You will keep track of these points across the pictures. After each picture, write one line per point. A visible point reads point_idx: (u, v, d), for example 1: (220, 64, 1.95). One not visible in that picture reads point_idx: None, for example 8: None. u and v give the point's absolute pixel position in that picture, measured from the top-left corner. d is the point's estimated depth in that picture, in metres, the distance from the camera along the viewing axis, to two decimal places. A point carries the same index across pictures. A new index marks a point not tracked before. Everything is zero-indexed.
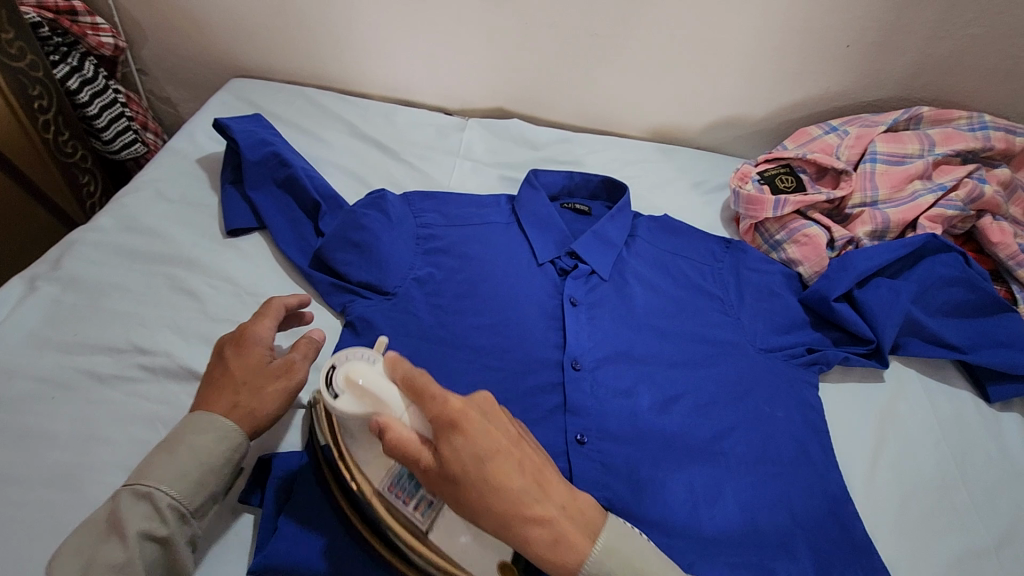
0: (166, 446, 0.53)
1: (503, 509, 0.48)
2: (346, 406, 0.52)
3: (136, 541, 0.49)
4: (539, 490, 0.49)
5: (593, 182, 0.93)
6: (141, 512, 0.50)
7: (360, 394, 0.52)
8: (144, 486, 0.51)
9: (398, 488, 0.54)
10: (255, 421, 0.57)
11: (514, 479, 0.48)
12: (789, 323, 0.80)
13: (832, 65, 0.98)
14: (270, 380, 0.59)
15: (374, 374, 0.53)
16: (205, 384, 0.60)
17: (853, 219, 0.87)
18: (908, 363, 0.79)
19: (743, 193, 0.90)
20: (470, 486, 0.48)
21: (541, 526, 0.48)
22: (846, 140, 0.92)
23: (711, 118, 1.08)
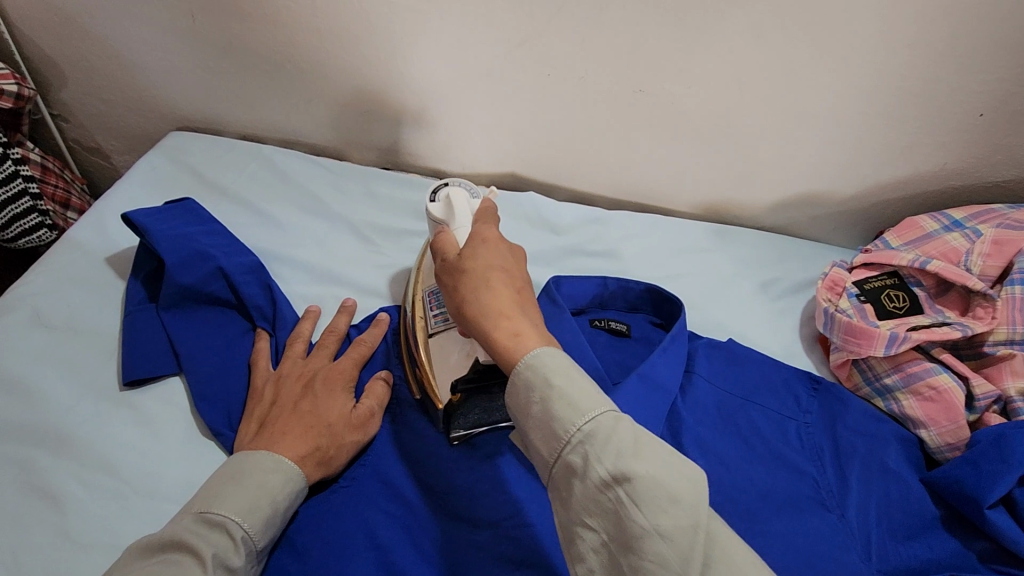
0: (232, 478, 0.47)
1: (478, 276, 0.47)
2: (435, 211, 0.59)
3: (213, 566, 0.40)
4: (523, 312, 0.46)
5: (633, 292, 0.70)
6: (217, 541, 0.42)
7: (446, 208, 0.58)
8: (218, 512, 0.44)
9: (436, 296, 0.60)
10: (327, 470, 0.52)
11: (502, 291, 0.47)
12: (914, 523, 0.57)
13: (955, 136, 0.74)
14: (352, 426, 0.54)
15: (466, 203, 0.58)
16: (276, 411, 0.53)
17: (996, 364, 0.63)
18: None
19: (839, 317, 0.67)
20: (470, 260, 0.49)
21: (509, 323, 0.45)
22: (978, 245, 0.68)
23: (782, 195, 0.84)
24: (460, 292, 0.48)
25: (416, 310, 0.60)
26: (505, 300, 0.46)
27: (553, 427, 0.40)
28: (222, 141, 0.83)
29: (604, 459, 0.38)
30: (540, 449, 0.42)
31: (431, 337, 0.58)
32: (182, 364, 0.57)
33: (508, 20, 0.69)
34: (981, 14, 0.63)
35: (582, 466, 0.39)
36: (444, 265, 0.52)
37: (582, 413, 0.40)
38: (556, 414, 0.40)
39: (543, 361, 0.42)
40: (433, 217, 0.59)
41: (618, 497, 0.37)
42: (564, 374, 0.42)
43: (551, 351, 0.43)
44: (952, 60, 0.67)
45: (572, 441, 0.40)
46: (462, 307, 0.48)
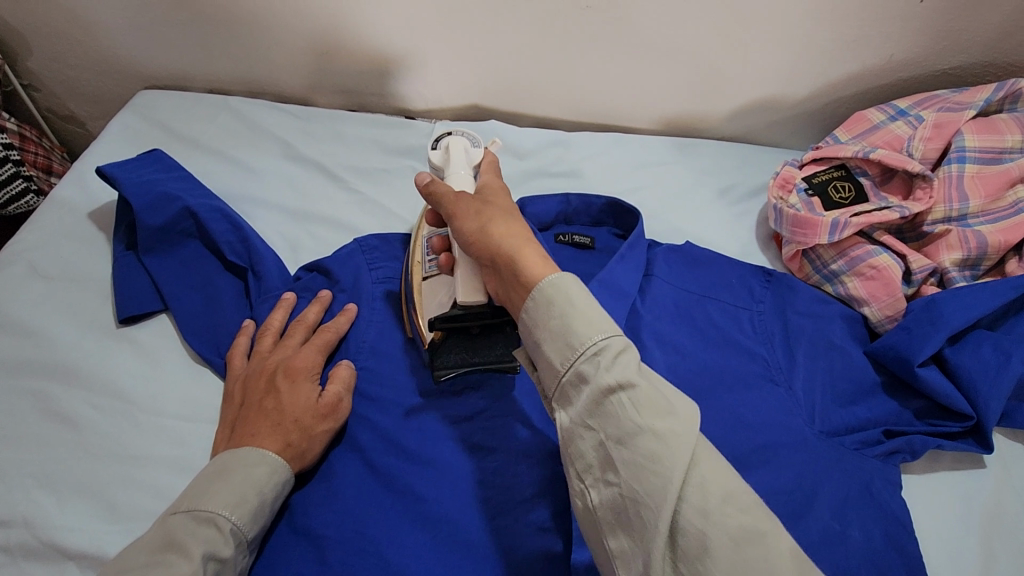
0: (217, 477, 0.47)
1: (488, 227, 0.49)
2: (434, 157, 0.61)
3: (202, 561, 0.42)
4: (531, 243, 0.48)
5: (594, 206, 0.73)
6: (206, 535, 0.44)
7: (445, 150, 0.61)
8: (207, 509, 0.45)
9: (432, 245, 0.60)
10: (304, 465, 0.52)
11: (523, 228, 0.49)
12: (857, 390, 0.62)
13: (901, 27, 0.75)
14: (319, 418, 0.53)
15: (466, 153, 0.60)
16: (246, 409, 0.53)
17: (934, 241, 0.67)
18: (1012, 437, 0.61)
19: (787, 211, 0.71)
20: (487, 208, 0.51)
21: (535, 247, 0.47)
22: (921, 131, 0.71)
23: (738, 103, 0.86)
24: (480, 220, 0.50)
25: (415, 258, 0.61)
26: (521, 231, 0.49)
27: (569, 340, 0.42)
28: (190, 96, 0.85)
29: (610, 369, 0.40)
30: (551, 358, 0.43)
31: (423, 281, 0.59)
32: (166, 297, 0.61)
33: None
34: None
35: (607, 398, 0.40)
36: (447, 199, 0.53)
37: (586, 339, 0.41)
38: (573, 326, 0.42)
39: (564, 282, 0.44)
40: (432, 162, 0.61)
41: (618, 400, 0.39)
42: (585, 298, 0.43)
43: (566, 274, 0.45)
44: None
45: (587, 353, 0.41)
46: (487, 225, 0.50)
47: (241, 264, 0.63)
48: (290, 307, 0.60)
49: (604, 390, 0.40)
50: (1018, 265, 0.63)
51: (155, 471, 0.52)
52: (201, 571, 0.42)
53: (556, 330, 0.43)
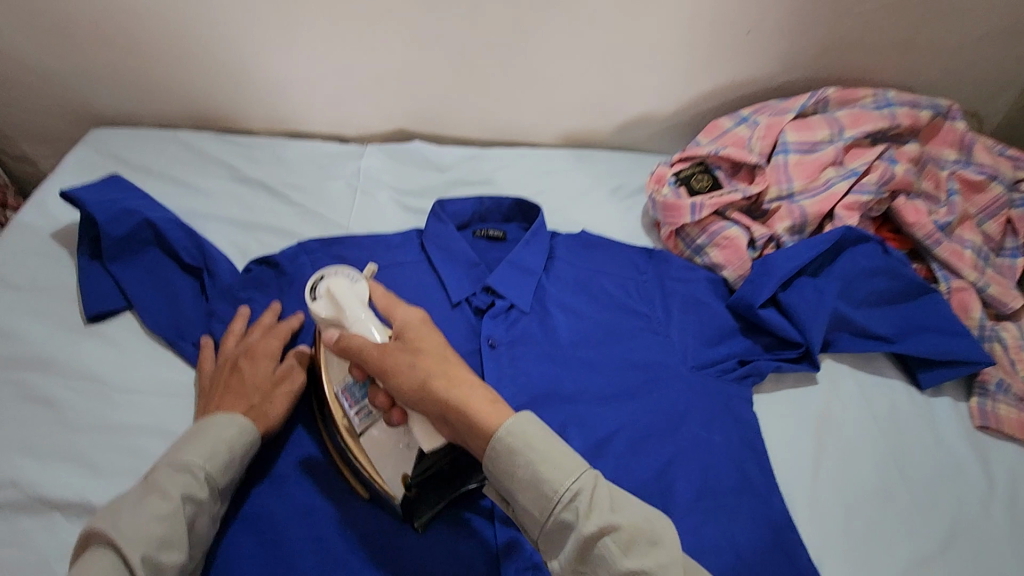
0: (192, 436, 0.56)
1: (427, 376, 0.54)
2: (320, 307, 0.59)
3: (178, 501, 0.51)
4: (477, 388, 0.53)
5: (505, 205, 0.87)
6: (183, 481, 0.52)
7: (332, 300, 0.59)
8: (184, 459, 0.53)
9: (350, 394, 0.60)
10: (265, 425, 0.61)
11: (464, 371, 0.54)
12: (719, 333, 0.77)
13: (736, 51, 0.94)
14: (276, 384, 0.64)
15: (351, 293, 0.59)
16: (215, 390, 0.63)
17: (771, 215, 0.84)
18: (840, 360, 0.77)
19: (659, 199, 0.87)
20: (420, 357, 0.55)
21: (481, 391, 0.53)
22: (757, 131, 0.90)
23: (622, 118, 1.03)
24: (420, 369, 0.54)
25: (335, 412, 0.61)
26: (456, 374, 0.54)
27: (542, 489, 0.48)
28: (141, 132, 0.95)
29: (592, 516, 0.47)
30: (530, 509, 0.49)
31: (359, 436, 0.60)
32: (130, 294, 0.70)
33: None
34: None
35: (577, 521, 0.47)
36: (375, 355, 0.56)
37: (557, 485, 0.48)
38: (544, 476, 0.48)
39: (521, 427, 0.50)
40: (322, 315, 0.59)
41: (604, 544, 0.46)
42: (545, 440, 0.50)
43: (517, 419, 0.51)
44: None
45: (563, 500, 0.48)
46: (428, 377, 0.53)
47: (196, 264, 0.72)
48: (248, 314, 0.69)
49: (589, 536, 0.46)
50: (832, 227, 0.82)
51: (129, 436, 0.61)
52: (179, 509, 0.51)
53: (528, 481, 0.49)
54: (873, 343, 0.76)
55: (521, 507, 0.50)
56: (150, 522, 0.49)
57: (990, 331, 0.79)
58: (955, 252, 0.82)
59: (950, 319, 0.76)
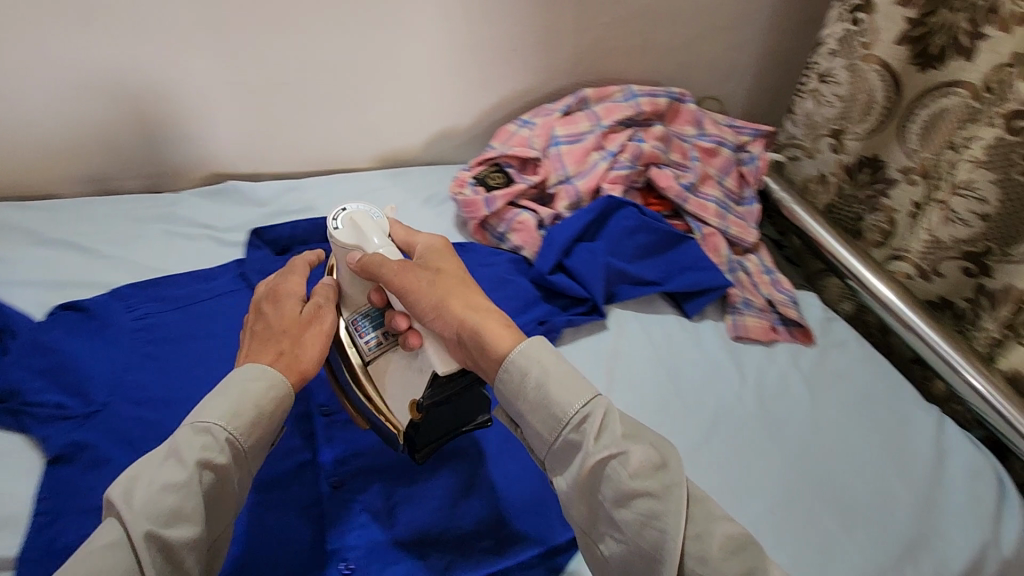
0: (220, 391, 0.55)
1: (430, 303, 0.60)
2: (342, 234, 0.66)
3: (193, 469, 0.50)
4: (496, 310, 0.61)
5: (321, 225, 0.95)
6: (204, 444, 0.52)
7: (354, 228, 0.66)
8: (205, 419, 0.53)
9: (363, 323, 0.66)
10: (300, 371, 0.60)
11: (455, 300, 0.61)
12: (524, 304, 0.88)
13: (507, 65, 1.10)
14: (305, 325, 0.63)
15: (369, 220, 0.67)
16: (249, 341, 0.62)
17: (555, 197, 0.99)
18: (626, 307, 0.92)
19: (461, 198, 0.99)
20: (428, 283, 0.61)
21: (487, 318, 0.59)
22: (535, 131, 1.05)
23: (426, 135, 1.15)
24: (438, 292, 0.61)
25: (348, 342, 0.67)
26: (471, 302, 0.61)
27: (552, 412, 0.54)
28: None
29: (602, 441, 0.53)
30: (542, 431, 0.55)
31: (367, 364, 0.66)
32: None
33: (150, 49, 0.89)
34: None
35: (586, 444, 0.53)
36: (394, 277, 0.62)
37: (569, 409, 0.54)
38: (552, 399, 0.54)
39: (551, 338, 0.58)
40: (341, 240, 0.66)
41: (612, 469, 0.52)
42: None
43: (529, 342, 0.57)
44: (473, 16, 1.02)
45: (571, 423, 0.54)
46: (445, 300, 0.60)
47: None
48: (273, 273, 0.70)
49: (597, 460, 0.52)
50: None
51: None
52: (193, 478, 0.50)
53: (537, 403, 0.55)
54: (644, 288, 0.91)
55: (532, 432, 0.56)
56: (166, 492, 0.49)
57: (735, 263, 0.98)
58: (700, 205, 1.02)
59: (698, 258, 0.94)
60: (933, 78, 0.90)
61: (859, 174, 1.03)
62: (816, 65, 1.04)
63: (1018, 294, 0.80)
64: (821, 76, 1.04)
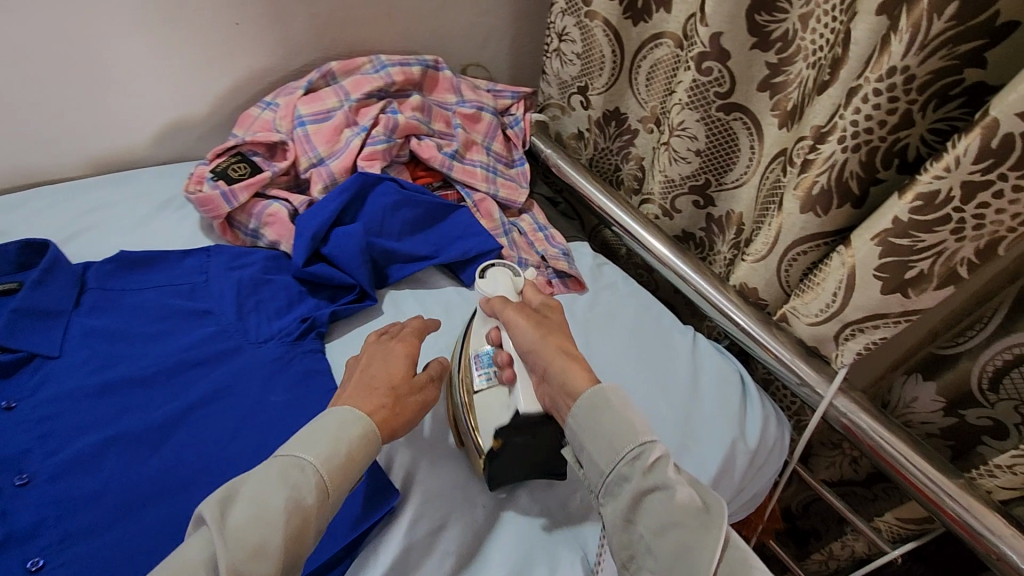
0: (296, 444, 0.54)
1: (544, 341, 0.64)
2: (486, 281, 0.74)
3: (286, 502, 0.50)
4: (565, 352, 0.63)
5: (11, 253, 0.76)
6: (296, 476, 0.52)
7: (491, 280, 0.74)
8: (302, 455, 0.53)
9: (481, 359, 0.69)
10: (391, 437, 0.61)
11: (565, 343, 0.65)
12: (286, 304, 0.80)
13: (236, 42, 0.98)
14: (414, 387, 0.64)
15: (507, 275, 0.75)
16: (355, 388, 0.62)
17: (310, 182, 0.91)
18: (401, 287, 0.88)
19: (195, 197, 0.86)
20: (550, 320, 0.67)
21: (585, 363, 0.62)
22: (278, 113, 0.95)
23: (154, 129, 1.00)
24: (543, 330, 0.65)
25: (465, 376, 0.70)
26: (568, 347, 0.64)
27: (613, 446, 0.55)
28: None
29: (657, 468, 0.54)
30: (597, 461, 0.56)
31: (473, 395, 0.67)
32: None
33: None
34: None
35: (635, 475, 0.53)
36: (500, 309, 0.68)
37: (629, 443, 0.55)
38: (615, 434, 0.55)
39: (602, 396, 0.58)
40: (484, 287, 0.74)
41: (654, 497, 0.52)
42: (620, 405, 0.58)
43: (609, 388, 0.59)
44: None
45: (628, 455, 0.54)
46: (548, 337, 0.64)
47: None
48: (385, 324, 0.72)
49: (644, 491, 0.53)
50: None
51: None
52: (286, 511, 0.50)
53: (599, 436, 0.56)
54: (415, 264, 0.88)
55: (588, 459, 0.57)
56: (248, 531, 0.48)
57: (507, 226, 0.99)
58: (467, 171, 1.01)
59: (468, 227, 0.92)
60: (645, 30, 0.98)
61: (607, 127, 1.12)
62: (553, 25, 1.08)
63: (736, 217, 0.93)
64: (560, 36, 1.07)
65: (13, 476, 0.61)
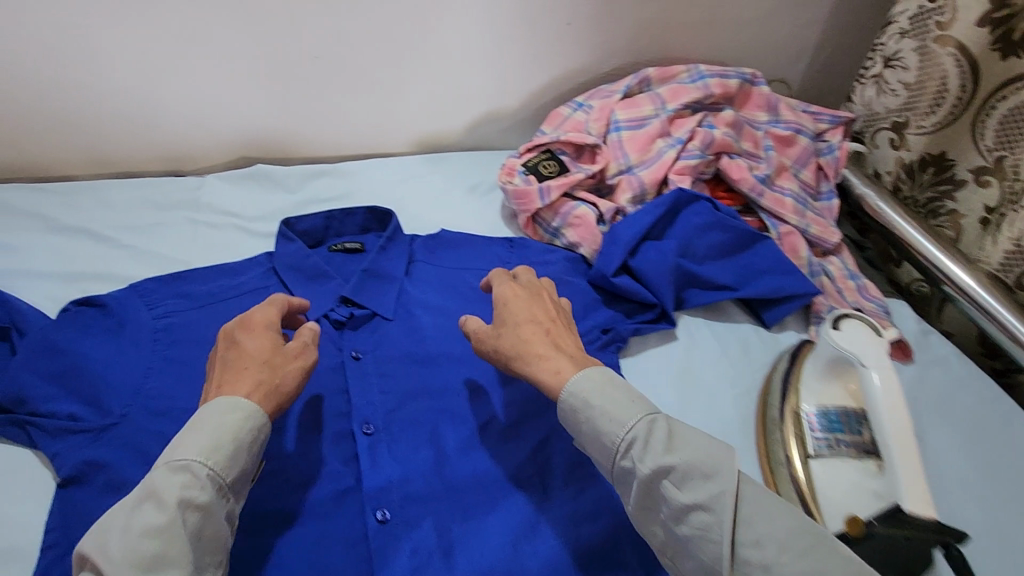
0: (195, 428, 0.51)
1: (508, 346, 0.61)
2: (841, 337, 0.64)
3: (176, 509, 0.46)
4: (560, 350, 0.60)
5: (359, 217, 0.86)
6: (180, 481, 0.48)
7: (851, 341, 0.63)
8: (181, 457, 0.49)
9: (816, 422, 0.65)
10: (278, 399, 0.56)
11: (536, 343, 0.61)
12: (584, 309, 0.79)
13: (561, 41, 0.99)
14: (278, 357, 0.58)
15: (873, 345, 0.63)
16: (224, 368, 0.57)
17: (615, 190, 0.89)
18: (695, 313, 0.83)
19: (510, 189, 0.89)
20: (509, 321, 0.63)
21: (546, 364, 0.59)
22: (592, 114, 0.94)
23: (469, 119, 1.06)
24: (514, 331, 0.62)
25: (797, 430, 0.66)
26: (546, 344, 0.61)
27: (603, 440, 0.54)
28: None
29: (647, 460, 0.51)
30: (600, 459, 0.55)
31: (811, 459, 0.63)
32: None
33: (175, 13, 0.81)
34: None
35: (634, 465, 0.51)
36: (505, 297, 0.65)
37: (616, 436, 0.53)
38: (603, 430, 0.54)
39: (580, 386, 0.56)
40: (837, 342, 0.64)
41: (663, 487, 0.51)
42: (602, 397, 0.55)
43: (586, 376, 0.57)
44: None
45: (621, 449, 0.53)
46: (553, 336, 0.62)
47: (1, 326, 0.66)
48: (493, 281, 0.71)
49: (648, 477, 0.51)
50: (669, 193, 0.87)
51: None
52: (179, 518, 0.46)
53: (589, 431, 0.55)
54: (716, 294, 0.81)
55: (593, 455, 0.56)
56: (143, 537, 0.45)
57: (817, 267, 0.88)
58: (778, 200, 0.91)
59: (778, 261, 0.83)
60: (1014, 66, 0.82)
61: (922, 174, 0.95)
62: (882, 46, 0.98)
63: None
64: (888, 59, 0.97)
65: (359, 426, 0.64)
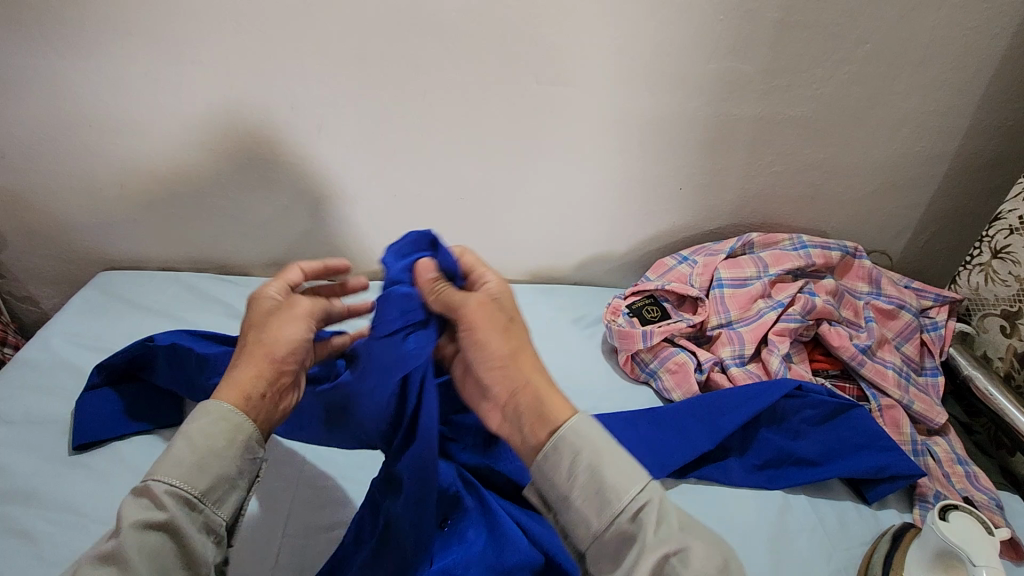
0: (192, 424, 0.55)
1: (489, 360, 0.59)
2: (952, 529, 0.66)
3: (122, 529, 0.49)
4: (546, 385, 0.58)
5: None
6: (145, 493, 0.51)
7: (962, 536, 0.66)
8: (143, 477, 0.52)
9: None
10: (289, 344, 0.61)
11: (501, 350, 0.59)
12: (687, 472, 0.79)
13: (672, 203, 1.11)
14: (273, 312, 0.63)
15: (985, 550, 0.65)
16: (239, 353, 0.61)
17: (715, 341, 0.95)
18: (794, 487, 0.81)
19: (615, 328, 0.96)
20: (479, 331, 0.59)
21: (548, 396, 0.57)
22: (696, 269, 1.03)
23: (580, 258, 1.18)
24: (485, 347, 0.59)
25: None
26: (527, 371, 0.58)
27: (604, 494, 0.51)
28: (144, 274, 1.04)
29: (656, 528, 0.50)
30: (585, 516, 0.51)
31: None
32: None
33: (361, 160, 1.01)
34: (653, 130, 1.02)
35: (639, 532, 0.49)
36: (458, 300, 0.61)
37: (625, 494, 0.50)
38: (608, 482, 0.51)
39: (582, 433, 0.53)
40: (947, 534, 0.66)
41: (671, 564, 0.48)
42: (604, 445, 0.53)
43: (581, 418, 0.54)
44: (648, 158, 1.05)
45: (625, 513, 0.50)
46: (517, 354, 0.59)
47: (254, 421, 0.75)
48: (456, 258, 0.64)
49: (656, 552, 0.48)
50: (767, 351, 0.92)
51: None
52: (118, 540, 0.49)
53: (589, 480, 0.52)
54: (818, 469, 0.82)
55: (575, 513, 0.52)
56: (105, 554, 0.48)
57: (921, 446, 0.87)
58: (878, 370, 0.93)
59: (875, 437, 0.84)
60: None
61: None
62: (990, 239, 1.00)
63: None
64: (997, 251, 0.99)
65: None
